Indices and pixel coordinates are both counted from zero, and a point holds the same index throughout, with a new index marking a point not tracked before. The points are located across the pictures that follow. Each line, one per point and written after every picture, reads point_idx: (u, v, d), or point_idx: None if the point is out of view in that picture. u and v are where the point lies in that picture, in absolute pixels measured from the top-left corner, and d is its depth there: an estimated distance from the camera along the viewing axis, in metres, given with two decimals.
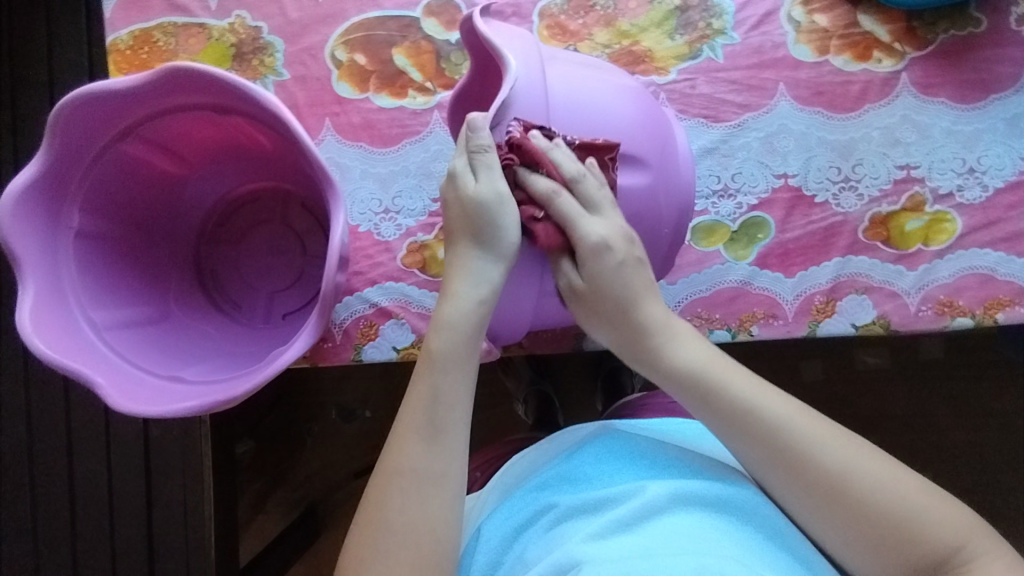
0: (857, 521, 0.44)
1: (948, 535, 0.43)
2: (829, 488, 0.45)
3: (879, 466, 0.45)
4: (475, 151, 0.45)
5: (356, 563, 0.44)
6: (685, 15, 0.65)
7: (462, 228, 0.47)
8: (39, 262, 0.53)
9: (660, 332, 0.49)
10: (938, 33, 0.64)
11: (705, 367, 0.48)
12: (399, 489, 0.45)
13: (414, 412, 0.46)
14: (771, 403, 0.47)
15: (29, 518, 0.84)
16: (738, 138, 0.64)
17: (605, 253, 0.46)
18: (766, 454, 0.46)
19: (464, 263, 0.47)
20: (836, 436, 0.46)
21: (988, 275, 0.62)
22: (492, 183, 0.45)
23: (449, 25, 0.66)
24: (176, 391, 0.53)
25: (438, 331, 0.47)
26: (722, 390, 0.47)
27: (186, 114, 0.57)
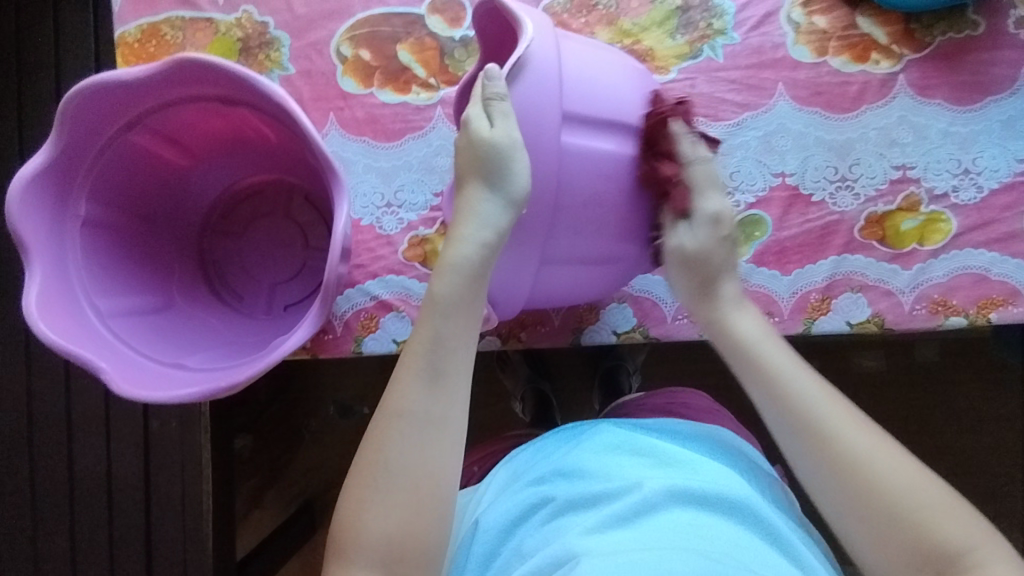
0: (865, 501, 0.44)
1: (963, 538, 0.42)
2: (847, 466, 0.45)
3: (901, 460, 0.44)
4: (491, 98, 0.46)
5: (356, 504, 0.45)
6: (686, 15, 0.66)
7: (474, 171, 0.48)
8: (46, 248, 0.54)
9: (727, 301, 0.54)
10: (935, 36, 0.64)
11: (752, 337, 0.51)
12: (399, 430, 0.45)
13: (414, 355, 0.47)
14: (811, 386, 0.48)
15: (28, 507, 0.85)
16: (736, 137, 0.65)
17: (716, 225, 0.53)
18: (794, 423, 0.47)
19: (472, 204, 0.48)
20: (863, 424, 0.46)
21: (982, 275, 0.62)
22: (506, 130, 0.46)
23: (453, 22, 0.67)
24: (179, 378, 0.54)
25: (442, 275, 0.48)
26: (763, 364, 0.50)
27: (192, 105, 0.58)
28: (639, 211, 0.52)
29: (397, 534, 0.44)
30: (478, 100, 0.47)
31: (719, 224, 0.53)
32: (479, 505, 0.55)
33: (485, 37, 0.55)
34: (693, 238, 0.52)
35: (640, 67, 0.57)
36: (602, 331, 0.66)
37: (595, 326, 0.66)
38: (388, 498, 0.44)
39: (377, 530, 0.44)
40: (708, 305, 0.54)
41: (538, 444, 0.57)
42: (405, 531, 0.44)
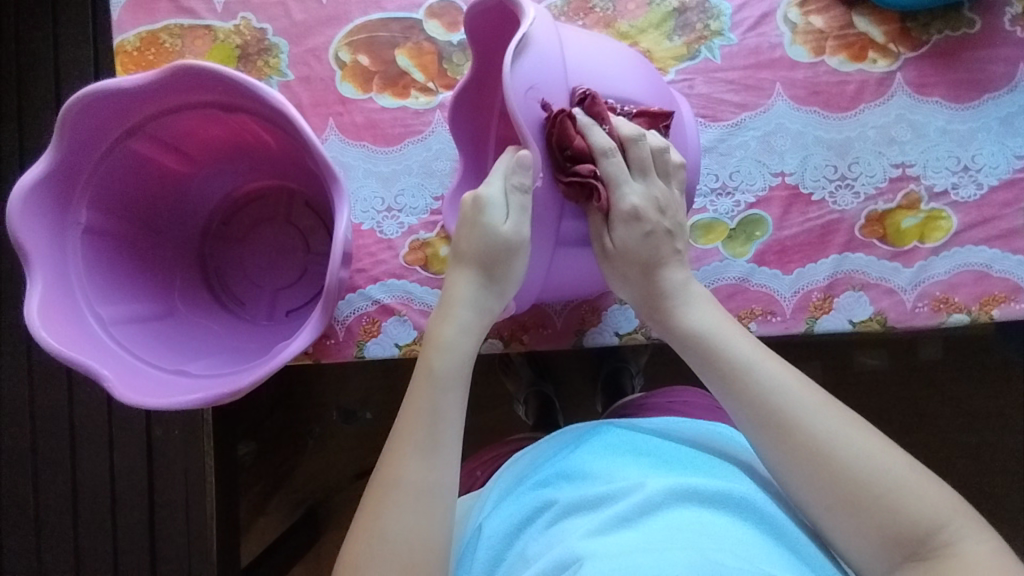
0: (834, 488, 0.45)
1: (929, 514, 0.43)
2: (811, 455, 0.46)
3: (868, 441, 0.45)
4: (515, 188, 0.47)
5: (351, 571, 0.44)
6: (683, 17, 0.66)
7: (473, 257, 0.50)
8: (47, 257, 0.54)
9: (678, 296, 0.53)
10: (932, 34, 0.65)
11: (707, 328, 0.51)
12: (395, 500, 0.45)
13: (411, 428, 0.47)
14: (768, 371, 0.48)
15: (32, 516, 0.85)
16: (736, 137, 0.65)
17: (638, 220, 0.51)
18: (757, 418, 0.47)
19: (466, 290, 0.50)
20: (827, 406, 0.47)
21: (983, 271, 0.62)
22: (518, 226, 0.48)
23: (451, 27, 0.67)
24: (181, 385, 0.53)
25: (438, 353, 0.49)
26: (718, 353, 0.50)
27: (192, 112, 0.58)
28: (591, 155, 0.48)
29: (412, 532, 0.44)
30: (500, 173, 0.48)
31: (647, 219, 0.51)
32: (482, 509, 0.54)
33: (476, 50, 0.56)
34: (640, 192, 0.50)
35: (639, 55, 0.57)
36: (604, 333, 0.66)
37: (597, 327, 0.66)
38: (399, 497, 0.45)
39: (390, 530, 0.44)
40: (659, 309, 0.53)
41: (539, 446, 0.56)
42: (419, 528, 0.45)
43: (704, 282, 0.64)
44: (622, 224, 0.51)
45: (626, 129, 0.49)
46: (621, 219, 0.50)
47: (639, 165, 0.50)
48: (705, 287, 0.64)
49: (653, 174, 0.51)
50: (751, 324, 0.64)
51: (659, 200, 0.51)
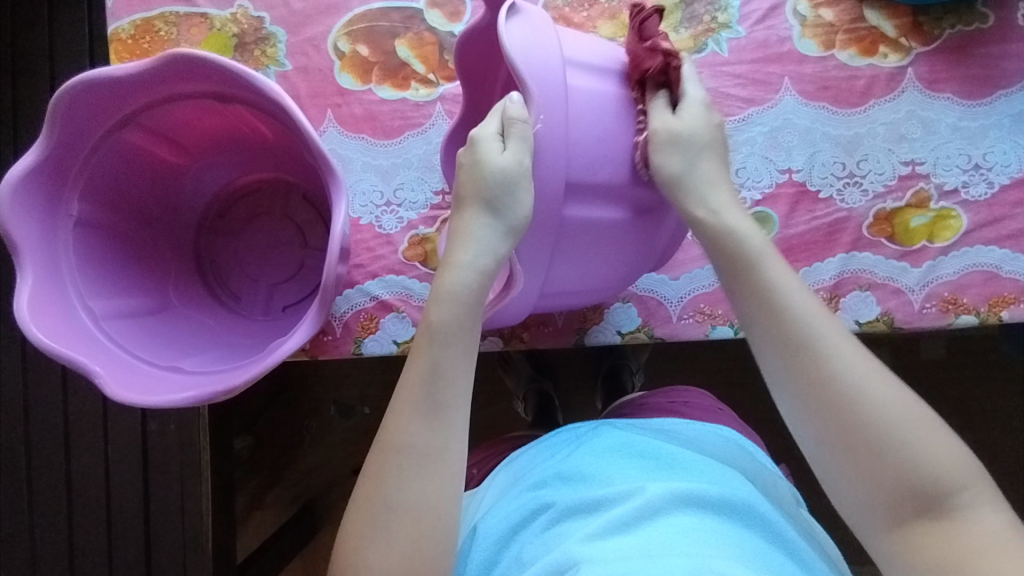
0: (847, 431, 0.43)
1: (943, 473, 0.41)
2: (835, 390, 0.43)
3: (889, 392, 0.43)
4: (512, 120, 0.44)
5: (356, 538, 0.44)
6: (690, 9, 0.64)
7: (475, 194, 0.47)
8: (38, 250, 0.53)
9: (714, 205, 0.49)
10: (944, 29, 0.63)
11: (748, 244, 0.48)
12: (398, 464, 0.44)
13: (412, 387, 0.46)
14: (796, 299, 0.46)
15: (27, 508, 0.84)
16: (742, 133, 0.63)
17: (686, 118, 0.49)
18: (786, 344, 0.45)
19: (469, 228, 0.47)
20: (852, 349, 0.44)
21: (993, 272, 0.61)
22: (519, 155, 0.44)
23: (452, 17, 0.66)
24: (174, 382, 0.52)
25: (439, 303, 0.46)
26: (750, 265, 0.47)
27: (187, 102, 0.56)
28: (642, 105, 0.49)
29: (416, 500, 0.44)
30: (500, 116, 0.46)
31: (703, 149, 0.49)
32: (477, 510, 0.54)
33: (466, 70, 0.59)
34: (682, 119, 0.48)
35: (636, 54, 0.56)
36: (606, 332, 0.64)
37: (599, 326, 0.65)
38: (401, 463, 0.44)
39: (394, 500, 0.44)
40: (683, 197, 0.48)
41: (519, 461, 0.55)
42: (425, 497, 0.44)
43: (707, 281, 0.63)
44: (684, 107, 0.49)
45: (688, 109, 0.49)
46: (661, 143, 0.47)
47: (685, 132, 0.48)
48: (710, 285, 0.63)
49: (689, 108, 0.49)
50: None
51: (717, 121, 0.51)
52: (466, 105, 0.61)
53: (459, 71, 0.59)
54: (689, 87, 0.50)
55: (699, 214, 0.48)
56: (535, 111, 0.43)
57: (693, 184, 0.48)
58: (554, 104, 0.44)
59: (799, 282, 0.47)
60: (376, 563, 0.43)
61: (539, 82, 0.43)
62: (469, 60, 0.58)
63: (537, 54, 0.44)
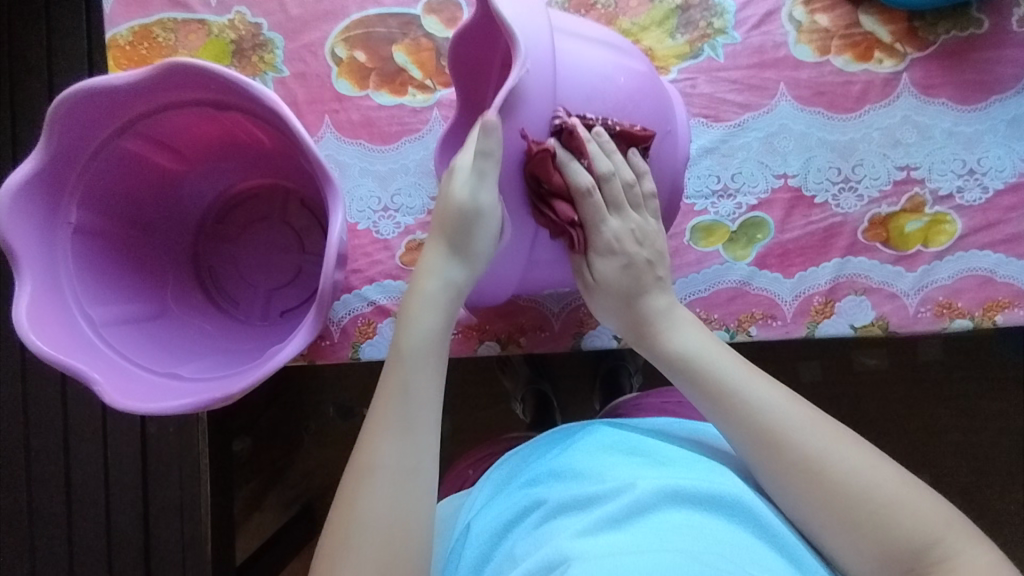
0: (830, 503, 0.45)
1: (923, 528, 0.43)
2: (800, 466, 0.46)
3: (857, 454, 0.46)
4: (479, 149, 0.43)
5: (343, 518, 0.44)
6: (686, 14, 0.65)
7: (443, 225, 0.48)
8: (36, 258, 0.53)
9: (662, 321, 0.53)
10: (939, 34, 0.63)
11: (698, 350, 0.51)
12: (377, 437, 0.46)
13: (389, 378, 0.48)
14: (756, 391, 0.49)
15: (26, 511, 0.84)
16: (738, 138, 0.64)
17: (617, 253, 0.52)
18: (752, 434, 0.48)
19: (432, 258, 0.49)
20: (818, 422, 0.48)
21: (987, 276, 0.62)
22: (475, 193, 0.45)
23: (449, 23, 0.66)
24: (173, 389, 0.53)
25: (407, 325, 0.49)
26: (706, 372, 0.51)
27: (184, 110, 0.57)
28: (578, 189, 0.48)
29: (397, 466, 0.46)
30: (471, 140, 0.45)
31: (624, 252, 0.52)
32: (470, 508, 0.53)
33: (456, 66, 0.59)
34: (611, 266, 0.52)
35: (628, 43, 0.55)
36: (603, 336, 0.65)
37: (595, 330, 0.65)
38: (375, 483, 0.45)
39: (367, 519, 0.44)
40: (642, 328, 0.54)
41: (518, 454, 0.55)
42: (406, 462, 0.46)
43: (704, 285, 0.63)
44: (613, 219, 0.51)
45: (605, 164, 0.48)
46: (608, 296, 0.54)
47: (609, 244, 0.51)
48: (705, 290, 0.63)
49: (633, 207, 0.51)
50: (751, 328, 0.63)
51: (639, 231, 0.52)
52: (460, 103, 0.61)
53: (452, 65, 0.59)
54: (612, 216, 0.51)
55: (663, 348, 0.53)
56: (523, 58, 0.41)
57: (645, 301, 0.53)
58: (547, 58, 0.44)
59: (757, 373, 0.51)
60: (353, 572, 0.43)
61: (531, 40, 0.42)
62: (464, 57, 0.58)
63: (526, 10, 0.43)
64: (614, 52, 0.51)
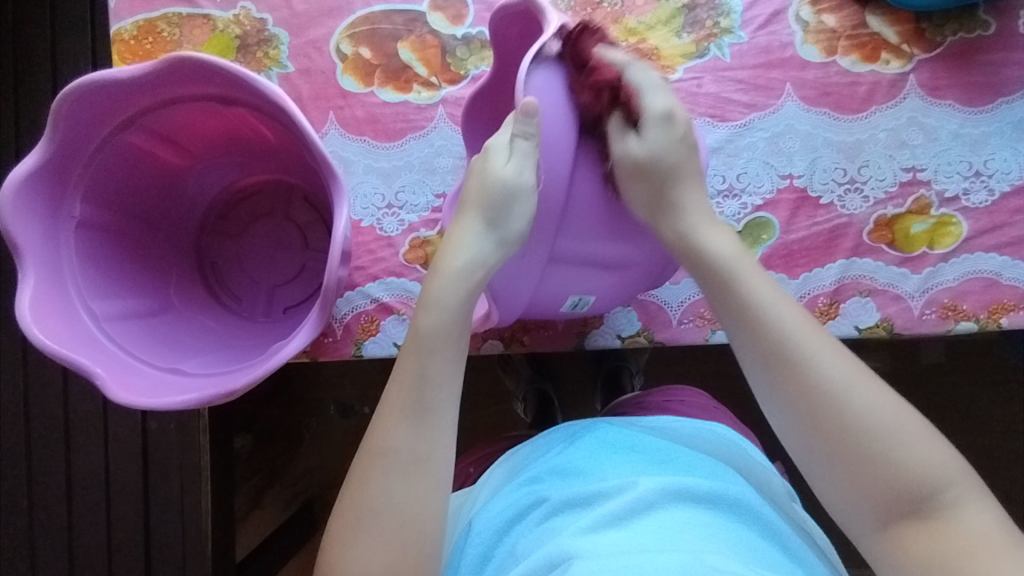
0: (833, 437, 0.44)
1: (927, 475, 0.42)
2: (812, 395, 0.44)
3: (881, 397, 0.44)
4: (518, 133, 0.45)
5: (356, 499, 0.45)
6: (692, 13, 0.64)
7: (477, 202, 0.48)
8: (40, 252, 0.53)
9: (699, 222, 0.50)
10: (946, 36, 0.63)
11: (723, 259, 0.49)
12: (393, 423, 0.46)
13: (406, 369, 0.47)
14: (780, 312, 0.47)
15: (26, 506, 0.84)
16: (744, 138, 0.63)
17: (670, 123, 0.48)
18: (768, 355, 0.46)
19: (464, 235, 0.48)
20: (843, 359, 0.45)
21: (992, 279, 0.61)
22: (521, 167, 0.45)
23: (455, 20, 0.66)
24: (175, 384, 0.53)
25: (428, 309, 0.47)
26: (732, 286, 0.48)
27: (189, 104, 0.56)
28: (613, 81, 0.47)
29: (412, 453, 0.45)
30: (508, 129, 0.47)
31: (675, 124, 0.48)
32: (473, 506, 0.53)
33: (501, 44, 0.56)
34: (659, 132, 0.47)
35: None
36: (607, 336, 0.65)
37: (599, 330, 0.65)
38: (385, 467, 0.45)
39: (379, 501, 0.44)
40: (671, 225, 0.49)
41: (526, 448, 0.55)
42: (419, 450, 0.45)
43: None
44: (657, 118, 0.47)
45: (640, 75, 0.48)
46: (630, 175, 0.47)
47: (656, 111, 0.47)
48: None
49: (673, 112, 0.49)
50: None
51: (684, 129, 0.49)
52: (488, 85, 0.60)
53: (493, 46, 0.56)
54: (654, 94, 0.48)
55: (688, 255, 0.49)
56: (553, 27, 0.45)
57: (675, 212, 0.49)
58: (560, 60, 0.45)
59: (788, 299, 0.48)
60: (361, 563, 0.43)
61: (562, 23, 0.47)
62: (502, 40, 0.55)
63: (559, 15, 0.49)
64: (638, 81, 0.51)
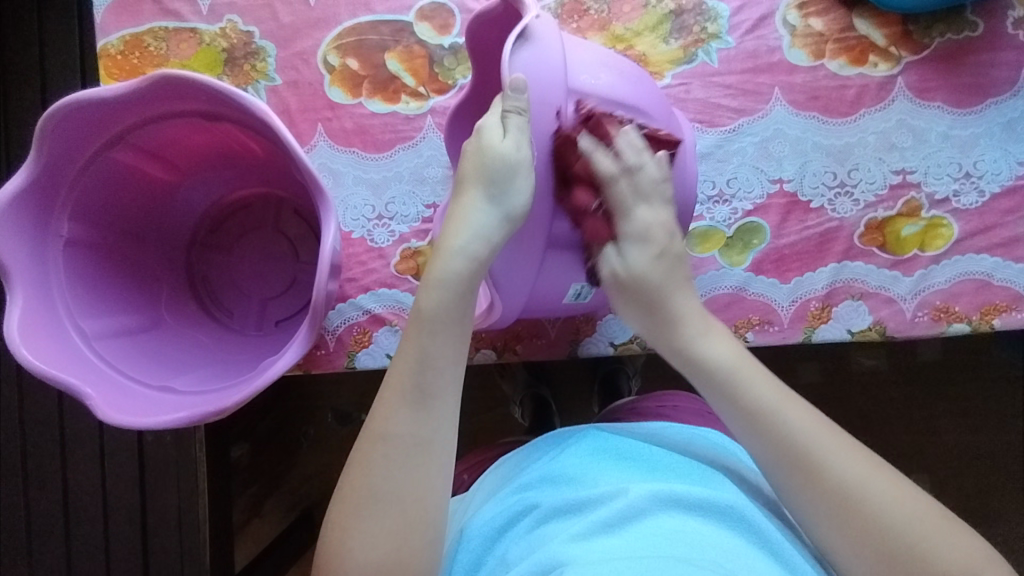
0: (864, 535, 0.43)
1: (957, 562, 0.41)
2: (840, 503, 0.43)
3: (897, 488, 0.44)
4: (510, 110, 0.43)
5: (356, 493, 0.44)
6: (680, 19, 0.64)
7: (474, 176, 0.45)
8: (28, 274, 0.53)
9: (694, 324, 0.50)
10: (934, 37, 0.63)
11: (731, 366, 0.48)
12: (394, 406, 0.44)
13: (405, 356, 0.45)
14: (793, 417, 0.46)
15: (24, 522, 0.84)
16: (733, 143, 0.63)
17: (648, 240, 0.49)
18: (787, 463, 0.45)
19: (466, 209, 0.45)
20: (849, 449, 0.45)
21: (984, 280, 0.61)
22: (519, 142, 0.43)
23: (442, 29, 0.66)
24: (165, 402, 0.53)
25: (429, 288, 0.45)
26: (742, 390, 0.47)
27: (176, 121, 0.56)
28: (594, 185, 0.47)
29: (414, 440, 0.44)
30: (498, 109, 0.44)
31: (655, 241, 0.49)
32: (464, 513, 0.53)
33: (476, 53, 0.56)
34: (642, 254, 0.49)
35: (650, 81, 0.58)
36: (599, 343, 0.64)
37: (592, 337, 0.65)
38: (387, 452, 0.44)
39: (381, 487, 0.43)
40: (666, 335, 0.50)
41: (519, 453, 0.55)
42: (421, 435, 0.44)
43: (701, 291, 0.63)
44: (632, 242, 0.49)
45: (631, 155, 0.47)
46: (628, 300, 0.51)
47: (637, 230, 0.49)
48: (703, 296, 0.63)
49: (643, 206, 0.48)
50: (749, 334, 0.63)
51: (666, 224, 0.50)
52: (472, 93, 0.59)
53: (471, 56, 0.57)
54: (637, 208, 0.48)
55: (693, 362, 0.49)
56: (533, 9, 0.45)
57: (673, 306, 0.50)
58: (543, 38, 0.44)
59: (794, 398, 0.47)
60: (361, 554, 0.42)
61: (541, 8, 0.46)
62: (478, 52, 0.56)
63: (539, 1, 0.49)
64: (613, 67, 0.51)
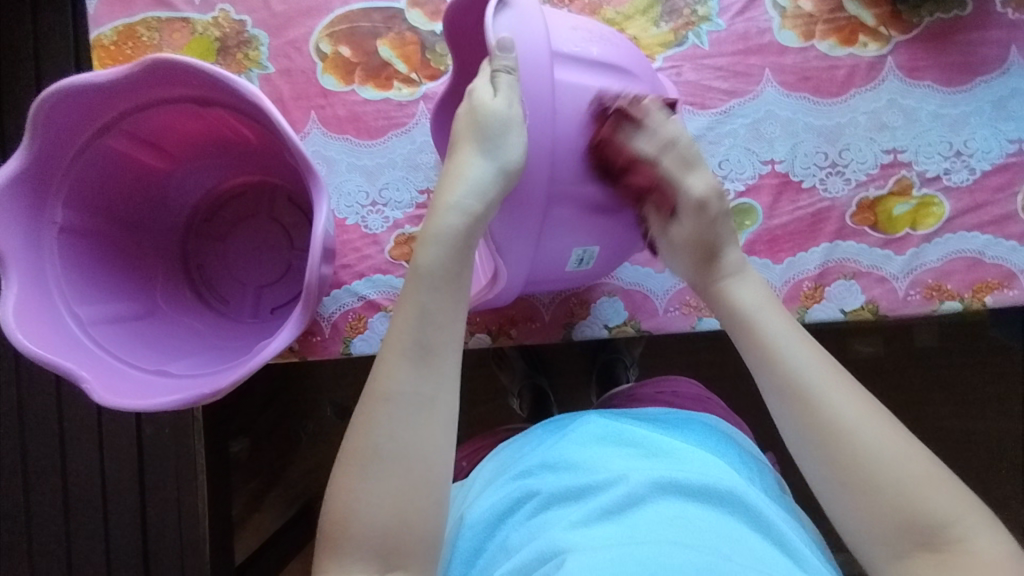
0: (844, 471, 0.41)
1: (941, 514, 0.39)
2: (828, 431, 0.42)
3: (893, 437, 0.41)
4: (498, 70, 0.44)
5: (359, 462, 0.42)
6: (670, 2, 0.64)
7: (470, 134, 0.45)
8: (22, 260, 0.53)
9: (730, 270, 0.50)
10: (923, 17, 0.63)
11: (750, 306, 0.47)
12: (397, 365, 0.43)
13: (407, 313, 0.43)
14: (802, 357, 0.44)
15: (25, 515, 0.84)
16: (724, 125, 0.64)
17: (705, 210, 0.49)
18: (787, 400, 0.43)
19: (463, 164, 0.45)
20: (852, 392, 0.43)
21: (976, 258, 0.62)
22: (510, 99, 0.44)
23: (433, 16, 0.66)
24: (162, 386, 0.53)
25: (425, 246, 0.44)
26: (754, 325, 0.47)
27: (168, 107, 0.57)
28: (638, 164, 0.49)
29: (417, 400, 0.42)
30: (485, 72, 0.46)
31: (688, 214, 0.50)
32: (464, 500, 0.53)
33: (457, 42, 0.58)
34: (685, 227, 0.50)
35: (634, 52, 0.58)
36: (594, 326, 0.65)
37: (587, 320, 0.65)
38: (390, 410, 0.42)
39: (384, 446, 0.42)
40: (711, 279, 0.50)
41: (520, 439, 0.56)
42: (424, 393, 0.43)
43: None
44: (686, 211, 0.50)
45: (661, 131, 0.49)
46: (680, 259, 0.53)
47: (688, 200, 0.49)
48: None
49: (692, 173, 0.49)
50: None
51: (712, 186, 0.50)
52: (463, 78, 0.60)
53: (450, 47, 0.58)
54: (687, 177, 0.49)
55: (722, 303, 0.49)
56: None
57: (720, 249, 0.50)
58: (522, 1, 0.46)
59: (811, 342, 0.45)
60: (368, 516, 0.41)
61: None
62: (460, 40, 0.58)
63: None
64: (597, 31, 0.52)
